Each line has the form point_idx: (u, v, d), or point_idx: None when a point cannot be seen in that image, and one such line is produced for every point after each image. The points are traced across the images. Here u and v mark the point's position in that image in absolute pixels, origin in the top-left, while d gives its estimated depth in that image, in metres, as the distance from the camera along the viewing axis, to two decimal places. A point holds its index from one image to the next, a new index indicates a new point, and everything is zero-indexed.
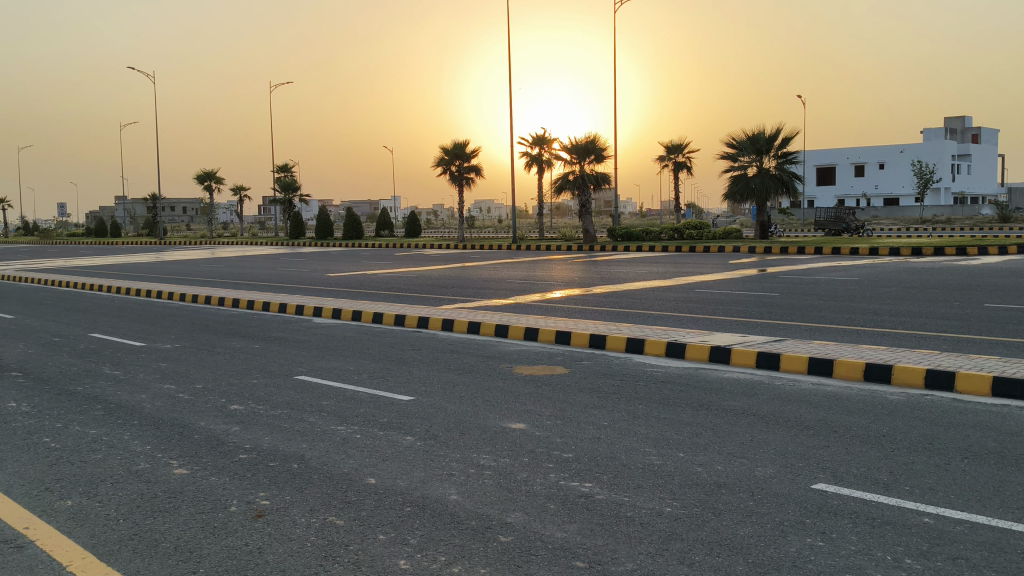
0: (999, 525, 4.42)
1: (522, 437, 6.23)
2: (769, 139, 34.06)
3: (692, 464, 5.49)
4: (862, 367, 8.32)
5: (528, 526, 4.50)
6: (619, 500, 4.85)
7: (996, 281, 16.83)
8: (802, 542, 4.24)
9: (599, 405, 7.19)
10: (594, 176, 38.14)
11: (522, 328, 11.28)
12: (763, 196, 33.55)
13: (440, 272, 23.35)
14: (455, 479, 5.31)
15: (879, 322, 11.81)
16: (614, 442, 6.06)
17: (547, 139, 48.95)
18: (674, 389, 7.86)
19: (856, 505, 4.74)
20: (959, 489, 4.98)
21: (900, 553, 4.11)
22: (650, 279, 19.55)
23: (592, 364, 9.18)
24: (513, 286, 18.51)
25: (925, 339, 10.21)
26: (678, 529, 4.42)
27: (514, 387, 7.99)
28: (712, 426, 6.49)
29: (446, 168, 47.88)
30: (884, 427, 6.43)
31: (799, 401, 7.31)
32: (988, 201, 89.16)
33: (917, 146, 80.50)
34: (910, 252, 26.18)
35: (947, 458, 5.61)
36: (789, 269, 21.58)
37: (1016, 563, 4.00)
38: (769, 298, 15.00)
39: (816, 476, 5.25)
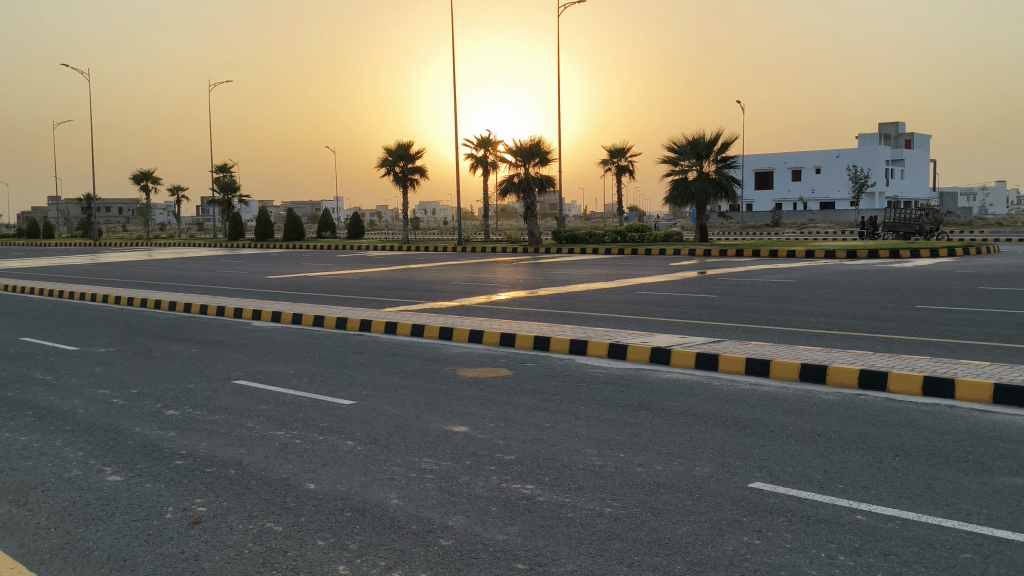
0: (929, 522, 4.55)
1: (464, 440, 6.21)
2: (710, 144, 34.54)
3: (632, 465, 5.55)
4: (798, 367, 8.49)
5: (469, 529, 4.49)
6: (560, 501, 4.87)
7: (927, 283, 17.33)
8: (739, 541, 4.29)
9: (541, 407, 7.21)
10: (539, 179, 38.30)
11: (466, 331, 11.26)
12: (703, 200, 34.05)
13: (383, 274, 23.20)
14: (396, 483, 5.27)
15: (814, 324, 12.07)
16: (556, 443, 6.08)
17: (492, 141, 48.97)
18: (615, 390, 7.93)
19: (791, 504, 4.82)
20: (890, 487, 5.11)
21: (833, 550, 4.19)
22: (593, 281, 19.67)
23: (535, 366, 9.20)
24: (458, 288, 18.47)
25: (859, 340, 10.46)
26: (618, 530, 4.45)
27: (456, 390, 7.97)
28: (652, 426, 6.56)
29: (391, 169, 47.60)
30: (818, 426, 6.56)
31: (736, 402, 7.42)
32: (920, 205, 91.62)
33: (852, 152, 82.44)
34: (845, 255, 26.80)
35: (879, 456, 5.74)
36: (729, 271, 21.92)
37: (944, 558, 4.11)
38: (709, 300, 15.23)
39: (752, 476, 5.33)
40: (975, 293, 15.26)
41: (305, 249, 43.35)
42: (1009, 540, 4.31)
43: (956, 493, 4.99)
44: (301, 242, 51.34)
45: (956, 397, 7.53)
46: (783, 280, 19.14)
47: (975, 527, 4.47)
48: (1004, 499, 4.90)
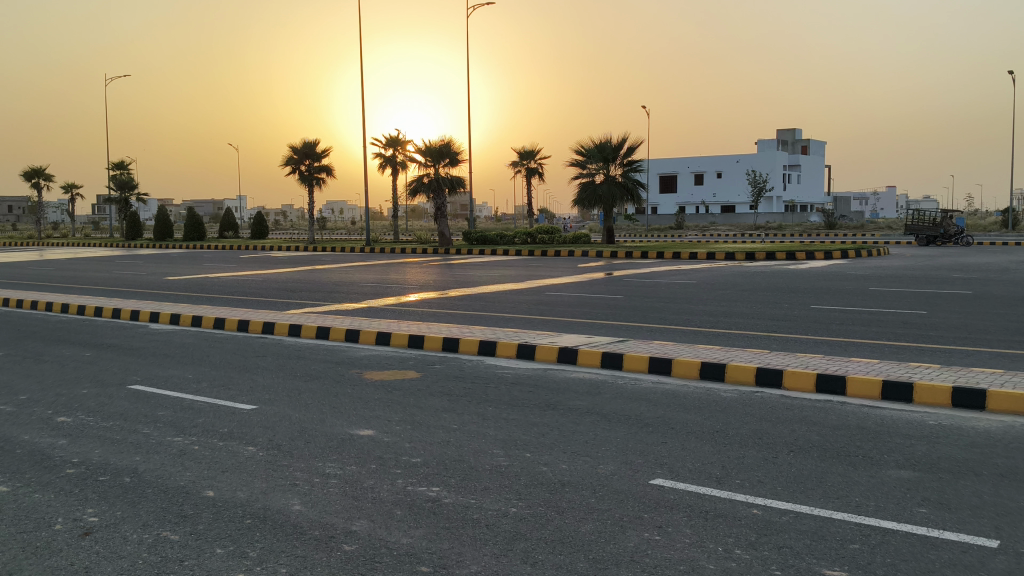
0: (820, 515, 4.73)
1: (370, 443, 6.16)
2: (616, 147, 35.07)
3: (537, 464, 5.59)
4: (698, 367, 8.70)
5: (373, 534, 4.45)
6: (466, 503, 4.88)
7: (822, 284, 17.98)
8: (640, 537, 4.38)
9: (449, 409, 7.20)
10: (448, 179, 38.24)
11: (374, 333, 11.15)
12: (610, 203, 34.61)
13: (289, 275, 22.79)
14: (299, 489, 5.18)
15: (715, 323, 12.42)
16: (463, 445, 6.07)
17: (401, 141, 48.63)
18: (523, 391, 7.96)
19: (690, 499, 4.95)
20: (785, 482, 5.28)
21: (730, 544, 4.32)
22: (503, 282, 19.78)
23: (443, 368, 9.16)
24: (366, 290, 18.29)
25: (758, 339, 10.81)
26: (523, 529, 4.48)
27: (362, 393, 7.89)
28: (558, 425, 6.63)
29: (297, 168, 46.81)
30: (718, 423, 6.74)
31: (639, 400, 7.55)
32: (816, 209, 95.17)
33: (751, 157, 85.07)
34: (744, 257, 27.64)
35: (775, 452, 5.94)
36: (634, 272, 22.36)
37: (834, 549, 4.27)
38: (615, 301, 15.49)
39: (653, 472, 5.44)
40: (864, 294, 15.96)
41: (207, 249, 42.22)
42: (895, 531, 4.51)
43: (847, 487, 5.19)
44: (203, 242, 50.05)
45: (847, 393, 7.85)
46: (685, 281, 19.63)
47: (864, 519, 4.67)
48: (891, 491, 5.12)
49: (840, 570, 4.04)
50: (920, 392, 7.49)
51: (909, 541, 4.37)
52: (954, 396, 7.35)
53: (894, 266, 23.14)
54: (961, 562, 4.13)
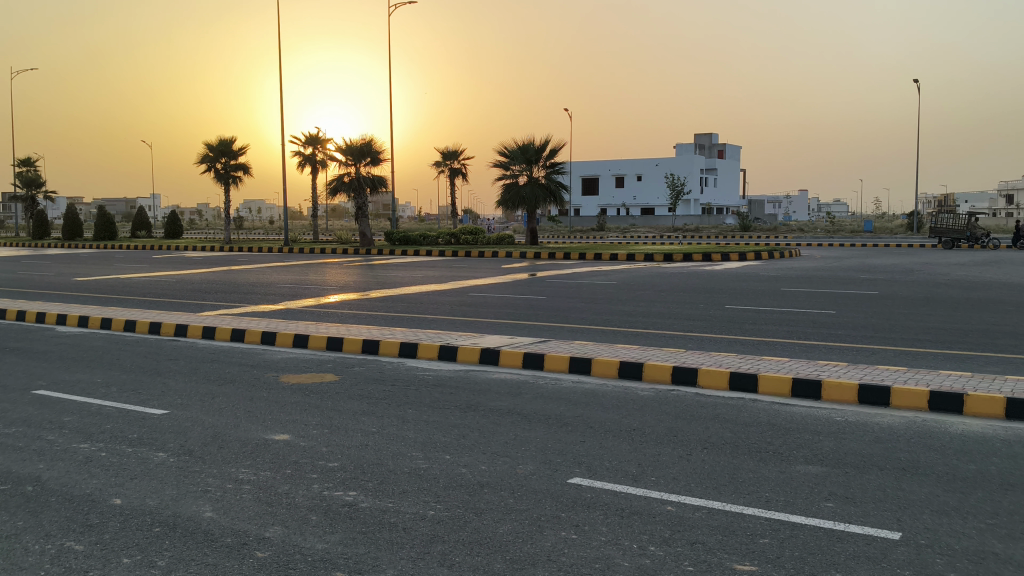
0: (732, 510, 4.84)
1: (285, 448, 6.05)
2: (538, 150, 35.23)
3: (456, 466, 5.58)
4: (617, 365, 8.82)
5: (287, 540, 4.38)
6: (383, 507, 4.84)
7: (737, 284, 18.44)
8: (557, 536, 4.42)
9: (368, 412, 7.12)
10: (370, 179, 37.88)
11: (291, 336, 10.97)
12: (532, 205, 34.77)
13: (204, 276, 22.28)
14: (210, 495, 5.07)
15: (633, 324, 12.59)
16: (380, 448, 6.03)
17: (321, 139, 47.99)
18: (444, 393, 7.93)
19: (607, 497, 5.01)
20: (698, 478, 5.39)
21: (645, 540, 4.38)
22: (425, 283, 19.71)
23: (363, 370, 9.08)
24: (284, 291, 18.00)
25: (674, 339, 11.01)
26: (440, 532, 4.46)
27: (279, 397, 7.75)
28: (478, 426, 6.64)
29: (212, 166, 45.75)
30: (634, 421, 6.83)
31: (559, 400, 7.60)
32: (732, 212, 97.41)
33: (670, 161, 86.59)
34: (663, 259, 28.06)
35: (689, 449, 6.06)
36: (555, 274, 22.52)
37: (745, 545, 4.38)
38: (536, 302, 15.58)
39: (571, 472, 5.48)
40: (777, 295, 16.39)
41: (118, 249, 40.90)
42: (803, 525, 4.64)
43: (758, 483, 5.33)
44: (114, 242, 48.54)
45: (759, 391, 8.06)
46: (605, 282, 19.85)
47: (773, 514, 4.79)
48: (800, 486, 5.27)
49: (751, 564, 4.14)
50: (829, 389, 7.74)
51: (816, 535, 4.51)
52: (860, 393, 7.61)
53: (806, 267, 23.84)
54: (865, 554, 4.28)
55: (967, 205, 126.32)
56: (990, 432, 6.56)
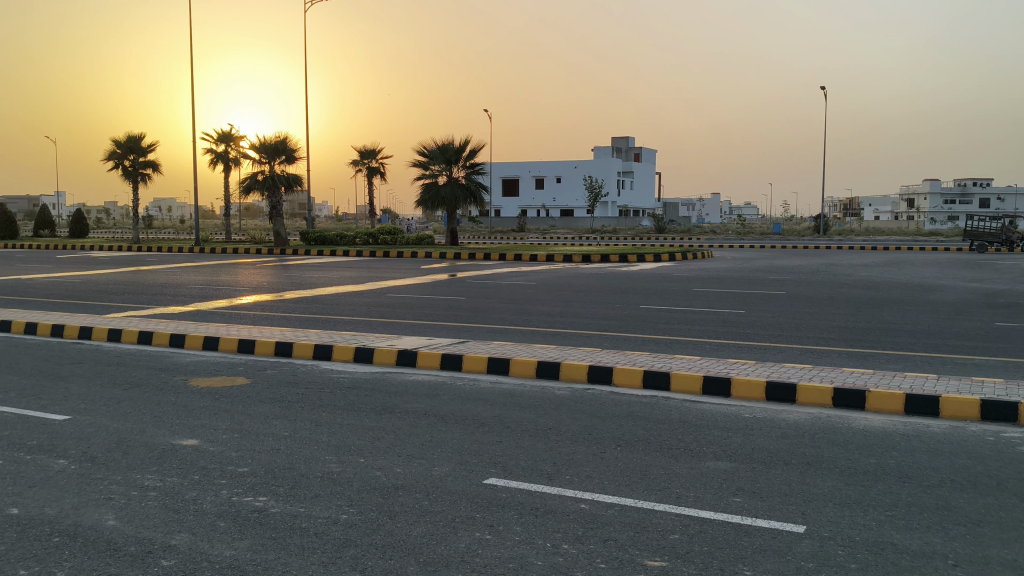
0: (644, 507, 4.92)
1: (193, 453, 5.91)
2: (458, 150, 35.18)
3: (371, 469, 5.53)
4: (535, 365, 8.87)
5: (194, 547, 4.27)
6: (293, 512, 4.76)
7: (652, 286, 18.75)
8: (471, 537, 4.42)
9: (280, 415, 7.01)
10: (285, 177, 37.23)
11: (201, 338, 10.68)
12: (452, 205, 34.71)
13: (111, 277, 21.54)
14: (114, 503, 4.91)
15: (550, 323, 12.69)
16: (292, 452, 5.93)
17: (234, 136, 46.93)
18: (359, 395, 7.86)
19: (522, 497, 5.03)
20: (611, 476, 5.47)
21: (558, 539, 4.42)
22: (342, 283, 19.47)
23: (275, 373, 8.92)
24: (195, 292, 17.54)
25: (590, 338, 11.15)
26: (352, 535, 4.42)
27: (187, 401, 7.56)
28: (394, 429, 6.59)
29: (120, 163, 44.31)
30: (551, 421, 6.88)
31: (476, 400, 7.62)
32: (649, 214, 99.11)
33: (589, 163, 87.60)
34: (581, 259, 28.36)
35: (603, 447, 6.14)
36: (475, 275, 22.51)
37: (656, 541, 4.45)
38: (454, 302, 15.56)
39: (487, 472, 5.50)
40: (689, 295, 16.73)
41: (18, 249, 39.19)
42: (712, 520, 4.75)
43: (669, 478, 5.45)
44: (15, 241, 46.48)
45: (672, 389, 8.22)
46: (524, 282, 19.97)
47: (683, 510, 4.89)
48: (709, 482, 5.40)
49: (661, 559, 4.21)
50: (738, 387, 7.95)
51: (724, 529, 4.61)
52: (768, 390, 7.84)
53: (718, 268, 24.45)
54: (770, 548, 4.40)
55: (871, 208, 131.44)
56: (890, 426, 6.83)
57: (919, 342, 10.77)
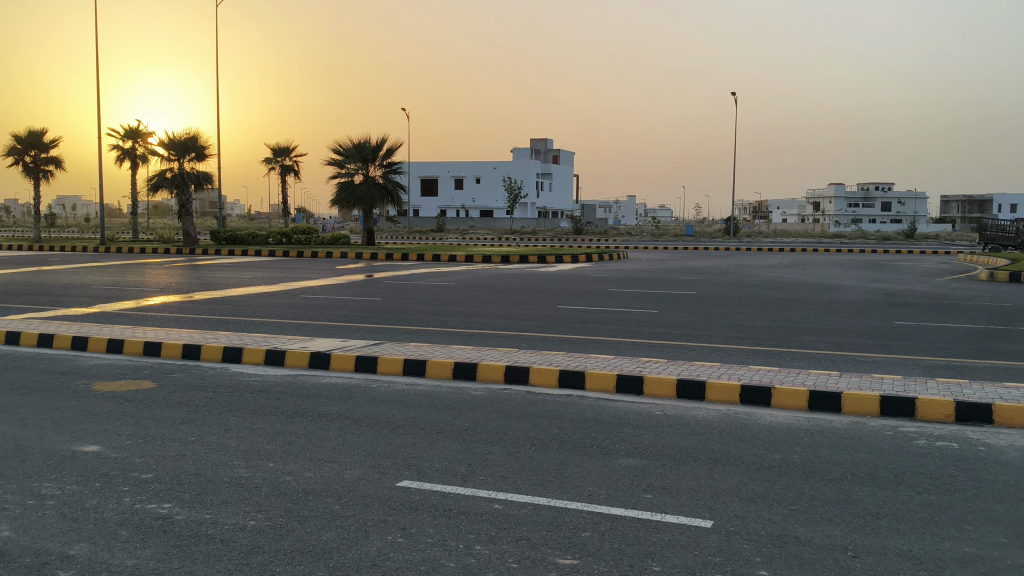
0: (557, 505, 4.96)
1: (95, 460, 5.71)
2: (375, 148, 34.87)
3: (281, 474, 5.43)
4: (451, 366, 8.84)
5: (94, 557, 4.14)
6: (200, 519, 4.65)
7: (569, 286, 18.95)
8: (382, 541, 4.38)
9: (187, 420, 6.82)
10: (195, 175, 36.30)
11: (104, 341, 10.33)
12: (369, 204, 34.39)
13: (10, 277, 20.68)
14: (8, 513, 4.71)
15: (466, 324, 12.71)
16: (199, 458, 5.78)
17: (142, 133, 45.52)
18: (270, 398, 7.71)
19: (435, 499, 5.02)
20: (525, 476, 5.50)
21: (471, 540, 4.43)
22: (255, 284, 19.11)
23: (184, 377, 8.68)
24: (101, 293, 16.98)
25: (507, 338, 11.20)
26: (260, 542, 4.34)
27: (90, 405, 7.30)
28: (305, 432, 6.48)
29: (20, 159, 42.51)
30: (466, 422, 6.88)
31: (391, 402, 7.57)
32: (567, 215, 100.11)
33: (507, 164, 87.98)
34: (499, 260, 28.49)
35: (518, 447, 6.17)
36: (392, 274, 22.36)
37: (568, 539, 4.49)
38: (371, 302, 15.44)
39: (400, 475, 5.46)
40: (605, 295, 16.98)
41: None
42: (623, 517, 4.82)
43: (582, 476, 5.51)
44: None
45: (587, 388, 8.31)
46: (442, 282, 19.96)
47: (596, 508, 4.95)
48: (621, 479, 5.47)
49: (572, 558, 4.25)
50: (650, 385, 8.09)
51: (635, 526, 4.69)
52: (678, 388, 8.00)
53: (633, 268, 24.88)
54: (679, 543, 4.49)
55: (780, 211, 135.64)
56: (794, 422, 7.04)
57: (823, 340, 11.15)
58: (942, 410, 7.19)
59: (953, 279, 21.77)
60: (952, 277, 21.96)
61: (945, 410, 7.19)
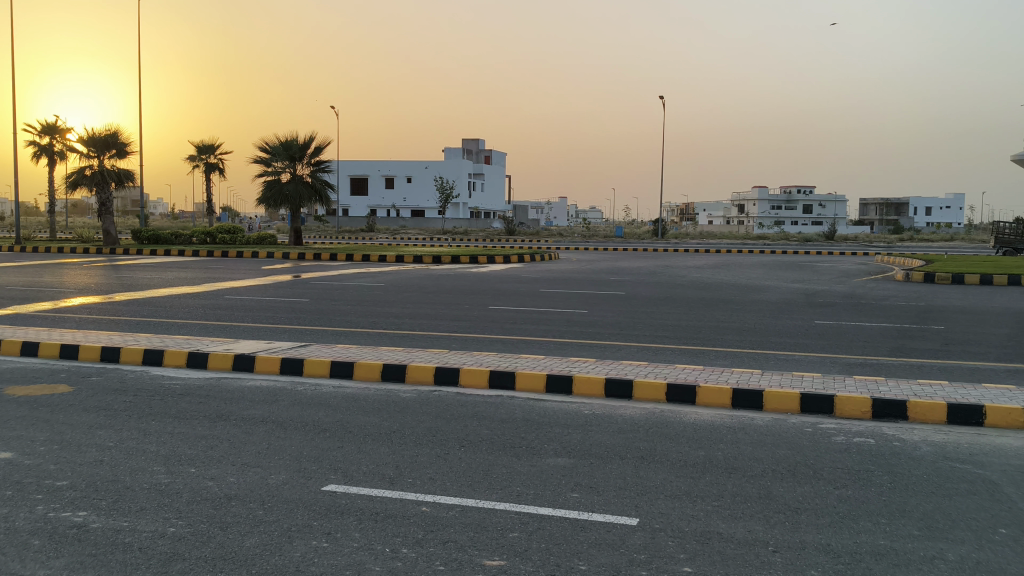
0: (485, 507, 4.97)
1: (6, 468, 5.51)
2: (303, 147, 34.41)
3: (202, 479, 5.32)
4: (380, 368, 8.79)
5: (4, 569, 3.99)
6: (117, 526, 4.52)
7: (499, 286, 19.02)
8: (307, 546, 4.33)
9: (105, 425, 6.64)
10: (116, 172, 35.29)
11: (18, 343, 9.98)
12: (296, 203, 33.91)
13: None
14: None
15: (397, 325, 12.65)
16: (118, 463, 5.63)
17: (59, 128, 44.08)
18: (192, 401, 7.55)
19: (361, 502, 4.98)
20: (453, 477, 5.49)
21: (396, 543, 4.40)
22: (178, 285, 18.69)
23: (102, 380, 8.44)
24: (15, 294, 16.43)
25: (437, 339, 11.19)
26: (179, 549, 4.24)
27: (2, 411, 7.04)
28: (229, 437, 6.36)
29: None
30: (394, 424, 6.84)
31: (318, 405, 7.48)
32: (499, 215, 100.37)
33: (439, 164, 87.74)
34: (430, 260, 28.42)
35: (446, 448, 6.16)
36: (321, 275, 22.11)
37: (495, 540, 4.50)
38: (299, 303, 15.26)
39: (326, 479, 5.40)
40: (534, 294, 17.09)
41: None
42: (550, 517, 4.85)
43: (510, 477, 5.52)
44: None
45: (516, 388, 8.34)
46: (372, 283, 19.80)
47: (524, 508, 4.97)
48: (549, 479, 5.51)
49: (499, 559, 4.27)
50: (579, 385, 8.17)
51: (562, 526, 4.72)
52: (606, 387, 8.10)
53: (564, 268, 25.09)
54: (605, 541, 4.54)
55: (705, 214, 138.18)
56: (718, 420, 7.18)
57: (747, 339, 11.40)
58: (860, 407, 7.41)
59: (872, 279, 22.48)
60: (870, 278, 22.68)
61: (862, 407, 7.41)
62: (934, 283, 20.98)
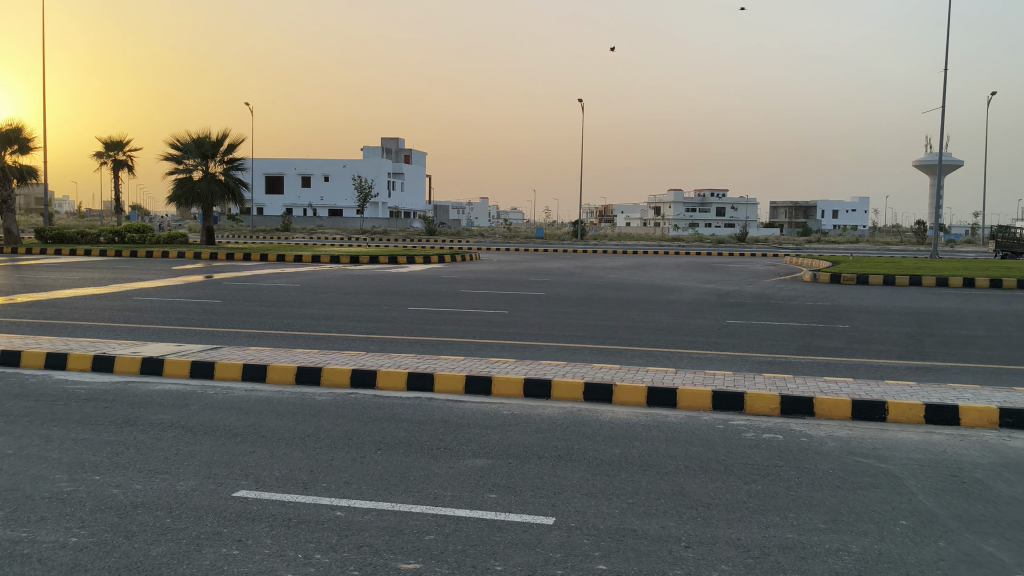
0: (400, 509, 4.94)
1: None
2: (215, 144, 33.60)
3: (107, 487, 5.16)
4: (294, 370, 8.65)
5: None
6: (15, 537, 4.35)
7: (418, 287, 18.96)
8: (216, 553, 4.24)
9: (4, 432, 6.37)
10: (18, 169, 33.89)
11: None
12: (209, 202, 33.13)
13: None
14: None
15: (312, 326, 12.49)
16: (16, 472, 5.41)
17: None
18: (97, 407, 7.31)
19: (274, 508, 4.89)
20: (369, 480, 5.45)
21: (310, 549, 4.34)
22: (84, 286, 18.08)
23: (3, 385, 8.10)
24: None
25: (354, 341, 11.08)
26: (82, 560, 4.11)
27: None
28: (136, 443, 6.18)
29: None
30: (308, 427, 6.75)
31: (230, 409, 7.33)
32: (420, 215, 99.94)
33: (358, 163, 86.82)
34: (348, 261, 28.13)
35: (362, 451, 6.11)
36: (235, 275, 21.68)
37: (411, 543, 4.49)
38: (212, 305, 14.93)
39: (237, 485, 5.29)
40: (453, 294, 17.10)
41: None
42: (466, 518, 4.86)
43: (426, 479, 5.51)
44: None
45: (435, 389, 8.32)
46: (288, 283, 19.49)
47: (440, 510, 4.96)
48: (466, 480, 5.51)
49: (414, 562, 4.25)
50: (498, 385, 8.19)
51: (478, 527, 4.73)
52: (524, 387, 8.15)
53: (483, 269, 25.14)
54: (521, 541, 4.57)
55: (622, 215, 140.13)
56: (633, 418, 7.28)
57: (661, 339, 11.62)
58: (769, 404, 7.62)
59: (782, 279, 23.13)
60: (779, 278, 23.36)
61: (771, 404, 7.62)
62: (840, 284, 21.71)
